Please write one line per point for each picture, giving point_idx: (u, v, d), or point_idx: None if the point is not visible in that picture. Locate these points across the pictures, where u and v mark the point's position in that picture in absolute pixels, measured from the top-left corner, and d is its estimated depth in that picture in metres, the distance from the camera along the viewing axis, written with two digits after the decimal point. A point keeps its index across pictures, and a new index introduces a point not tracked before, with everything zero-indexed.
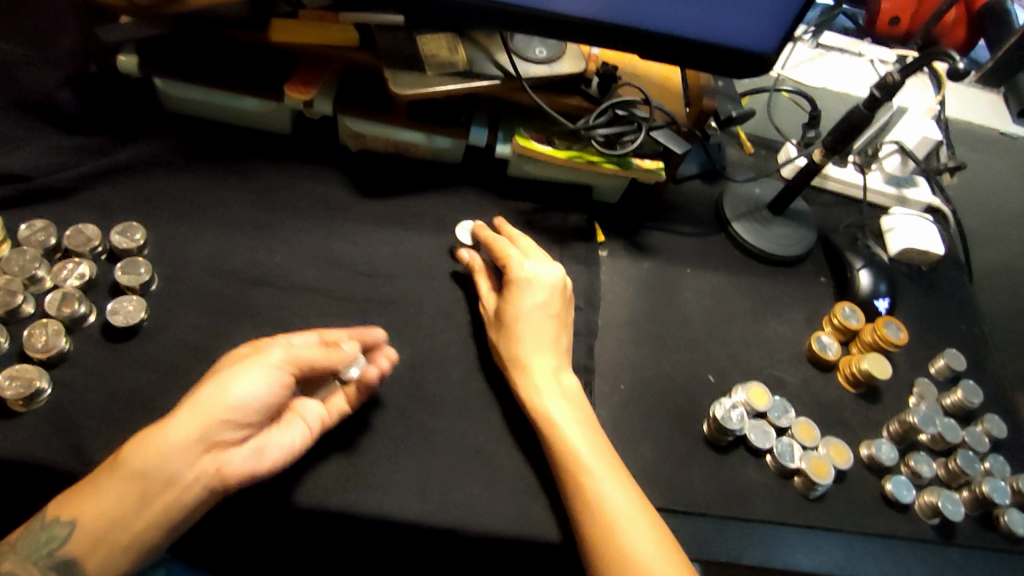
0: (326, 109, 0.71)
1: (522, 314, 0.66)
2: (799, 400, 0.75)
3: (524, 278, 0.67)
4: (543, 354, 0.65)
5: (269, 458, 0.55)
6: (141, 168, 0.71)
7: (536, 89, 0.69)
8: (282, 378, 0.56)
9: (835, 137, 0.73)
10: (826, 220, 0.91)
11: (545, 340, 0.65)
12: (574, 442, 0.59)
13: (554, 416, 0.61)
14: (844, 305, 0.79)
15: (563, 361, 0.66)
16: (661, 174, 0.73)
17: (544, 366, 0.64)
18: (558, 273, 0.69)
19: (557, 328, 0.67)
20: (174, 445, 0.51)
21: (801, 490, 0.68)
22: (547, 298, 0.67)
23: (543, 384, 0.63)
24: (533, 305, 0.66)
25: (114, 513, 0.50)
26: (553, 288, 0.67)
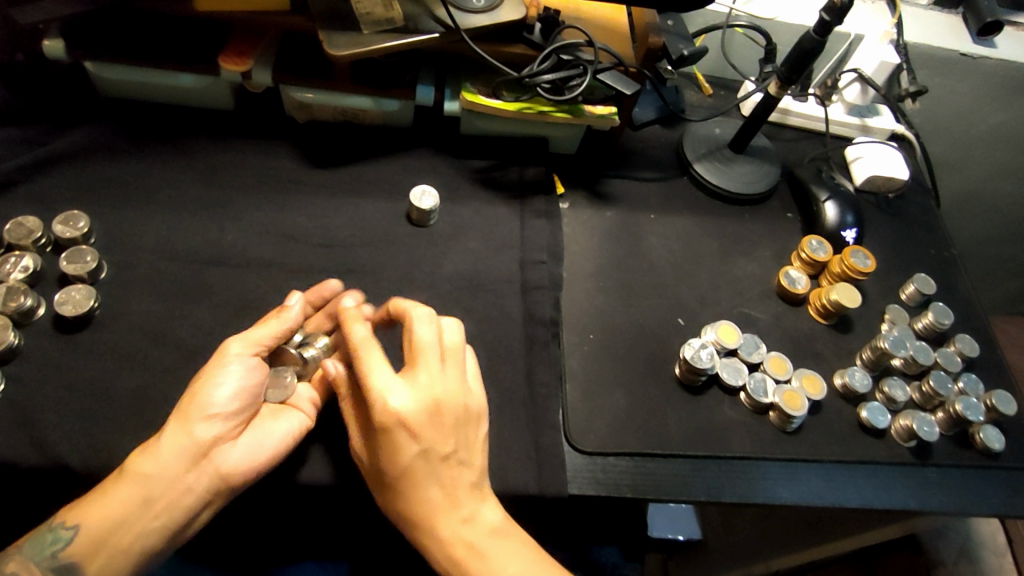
0: (265, 80, 0.69)
1: (385, 495, 0.55)
2: (771, 336, 0.74)
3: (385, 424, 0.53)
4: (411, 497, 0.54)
5: (270, 448, 0.56)
6: (80, 156, 0.69)
7: (478, 39, 0.68)
8: (255, 365, 0.58)
9: (787, 68, 0.72)
10: (790, 154, 0.90)
11: (417, 484, 0.53)
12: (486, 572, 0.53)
13: (455, 546, 0.53)
14: (811, 238, 0.78)
15: (456, 484, 0.54)
16: (614, 119, 0.72)
17: (438, 501, 0.54)
18: (391, 406, 0.53)
19: (419, 464, 0.53)
20: (173, 446, 0.52)
21: (777, 424, 0.68)
22: (384, 454, 0.53)
23: (428, 526, 0.54)
24: (416, 455, 0.53)
25: (118, 515, 0.51)
26: (393, 429, 0.53)
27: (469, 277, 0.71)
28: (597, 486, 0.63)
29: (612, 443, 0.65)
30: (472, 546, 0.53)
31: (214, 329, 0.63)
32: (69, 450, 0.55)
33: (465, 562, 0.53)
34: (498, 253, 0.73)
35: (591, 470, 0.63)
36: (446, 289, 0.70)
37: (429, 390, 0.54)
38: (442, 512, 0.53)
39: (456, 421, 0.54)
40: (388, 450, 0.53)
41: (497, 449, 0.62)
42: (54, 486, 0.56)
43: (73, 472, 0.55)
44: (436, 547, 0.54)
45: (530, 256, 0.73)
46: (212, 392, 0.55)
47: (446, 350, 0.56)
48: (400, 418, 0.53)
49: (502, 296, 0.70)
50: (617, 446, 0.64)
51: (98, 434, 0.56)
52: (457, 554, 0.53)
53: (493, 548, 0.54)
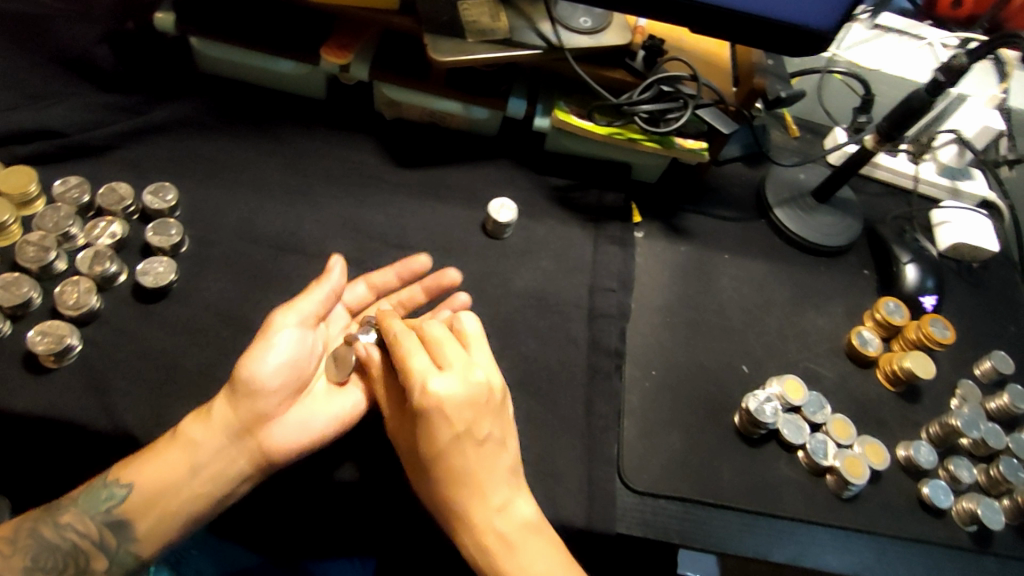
0: (361, 75, 0.69)
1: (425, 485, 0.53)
2: (836, 396, 0.72)
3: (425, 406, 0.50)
4: (451, 491, 0.51)
5: (317, 426, 0.57)
6: (175, 128, 0.70)
7: (579, 60, 0.67)
8: (305, 337, 0.57)
9: (890, 123, 0.70)
10: (873, 210, 0.87)
11: (455, 472, 0.51)
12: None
13: (498, 543, 0.50)
14: (888, 300, 0.76)
15: (487, 480, 0.51)
16: (703, 154, 0.71)
17: (482, 495, 0.51)
18: (432, 389, 0.50)
19: (458, 447, 0.51)
20: (223, 416, 0.54)
21: (834, 488, 0.66)
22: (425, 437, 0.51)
23: (464, 521, 0.51)
24: (455, 438, 0.50)
25: (168, 478, 0.52)
26: (436, 416, 0.50)
27: (536, 295, 0.70)
28: (643, 527, 0.62)
29: (663, 485, 0.63)
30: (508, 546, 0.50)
31: None
32: (135, 420, 0.56)
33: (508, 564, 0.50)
34: (568, 275, 0.72)
35: (639, 510, 0.62)
36: (512, 305, 0.69)
37: (466, 372, 0.51)
38: (477, 506, 0.51)
39: (494, 408, 0.52)
40: (427, 437, 0.51)
41: (547, 476, 0.61)
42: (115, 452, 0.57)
43: (136, 441, 0.56)
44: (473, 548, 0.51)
45: (599, 283, 0.72)
46: (266, 367, 0.54)
47: (468, 338, 0.55)
48: (440, 403, 0.50)
49: (567, 320, 0.70)
50: (668, 489, 0.63)
51: (162, 407, 0.57)
52: (500, 554, 0.50)
53: (538, 550, 0.50)
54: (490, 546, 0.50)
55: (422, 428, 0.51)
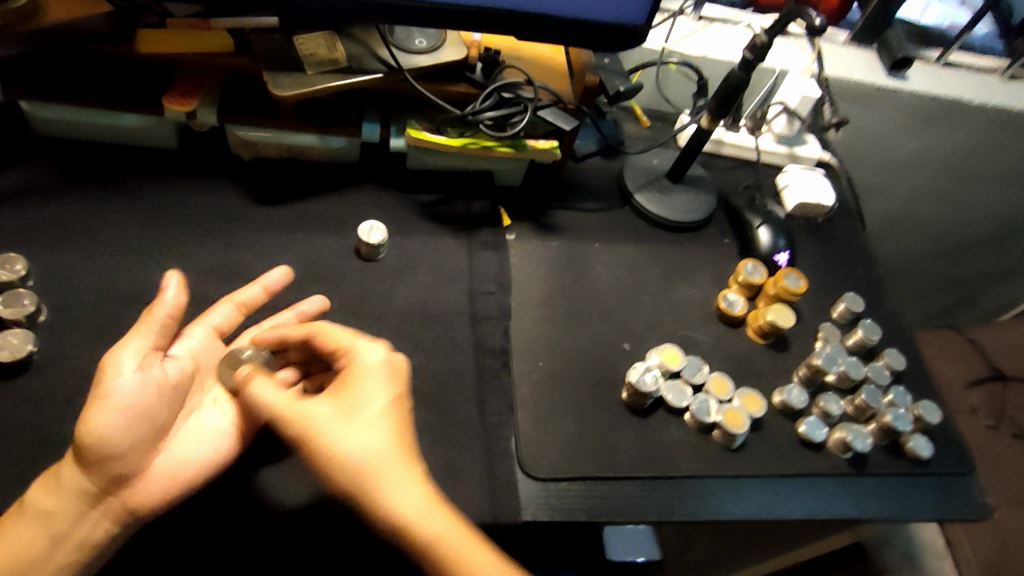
0: (209, 119, 0.70)
1: (347, 451, 0.52)
2: (713, 357, 0.77)
3: (377, 361, 0.56)
4: (367, 446, 0.52)
5: (184, 474, 0.56)
6: (18, 197, 0.68)
7: (421, 79, 0.70)
8: (144, 379, 0.53)
9: (718, 102, 0.76)
10: (725, 183, 0.94)
11: (384, 427, 0.53)
12: (437, 528, 0.50)
13: (419, 500, 0.51)
14: (746, 262, 0.82)
15: (408, 442, 0.54)
16: (556, 152, 0.75)
17: (404, 457, 0.52)
18: (376, 350, 0.56)
19: (393, 408, 0.54)
20: (75, 480, 0.51)
21: (722, 442, 0.70)
22: (365, 393, 0.54)
23: (382, 477, 0.51)
24: (393, 395, 0.55)
25: (25, 555, 0.49)
26: (370, 376, 0.55)
27: (418, 309, 0.72)
28: (550, 511, 0.64)
29: (564, 468, 0.66)
30: (430, 500, 0.51)
31: None
32: (6, 501, 0.53)
33: (429, 521, 0.50)
34: (447, 284, 0.74)
35: (544, 496, 0.64)
36: (396, 321, 0.71)
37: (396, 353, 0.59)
38: (399, 461, 0.52)
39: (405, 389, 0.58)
40: (367, 394, 0.54)
41: (449, 479, 0.62)
42: None
43: None
44: (391, 506, 0.50)
45: (478, 287, 0.74)
46: (107, 421, 0.51)
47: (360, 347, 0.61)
48: (387, 361, 0.56)
49: (451, 328, 0.71)
50: (569, 471, 0.66)
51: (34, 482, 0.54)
52: (422, 510, 0.50)
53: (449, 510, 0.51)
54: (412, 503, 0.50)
55: (364, 386, 0.54)
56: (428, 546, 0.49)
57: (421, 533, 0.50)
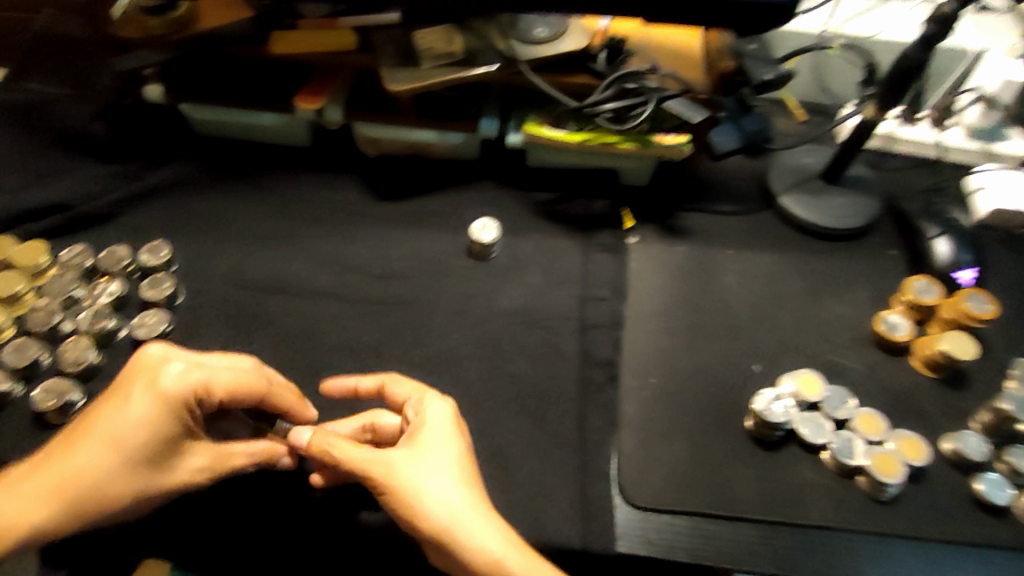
0: (335, 117, 0.72)
1: (430, 502, 0.51)
2: (864, 388, 0.66)
3: (437, 413, 0.55)
4: (451, 495, 0.51)
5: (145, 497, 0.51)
6: (171, 190, 0.74)
7: (540, 70, 0.66)
8: (158, 408, 0.49)
9: (884, 90, 0.65)
10: (895, 186, 0.80)
11: (459, 475, 0.52)
12: (522, 570, 0.49)
13: (503, 551, 0.50)
14: (917, 279, 0.69)
15: (481, 488, 0.53)
16: (686, 149, 0.67)
17: (482, 505, 0.52)
18: (433, 402, 0.56)
19: (468, 458, 0.54)
20: (33, 487, 0.48)
21: (868, 492, 0.59)
22: (439, 443, 0.53)
23: (465, 526, 0.50)
24: (464, 446, 0.54)
25: None
26: (439, 428, 0.54)
27: (525, 312, 0.69)
28: (647, 546, 0.57)
29: (668, 499, 0.59)
30: (510, 542, 0.50)
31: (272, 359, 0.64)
32: None
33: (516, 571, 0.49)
34: (557, 288, 0.70)
35: (642, 528, 0.58)
36: (499, 324, 0.68)
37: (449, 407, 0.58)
38: (477, 508, 0.51)
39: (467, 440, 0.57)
40: (434, 442, 0.54)
41: (540, 495, 0.58)
42: None
43: None
44: (477, 553, 0.49)
45: (590, 292, 0.69)
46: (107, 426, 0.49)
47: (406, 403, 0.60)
48: (450, 412, 0.56)
49: (558, 334, 0.67)
50: (673, 503, 0.59)
51: None
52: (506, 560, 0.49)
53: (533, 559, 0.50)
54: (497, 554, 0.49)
55: (429, 433, 0.54)
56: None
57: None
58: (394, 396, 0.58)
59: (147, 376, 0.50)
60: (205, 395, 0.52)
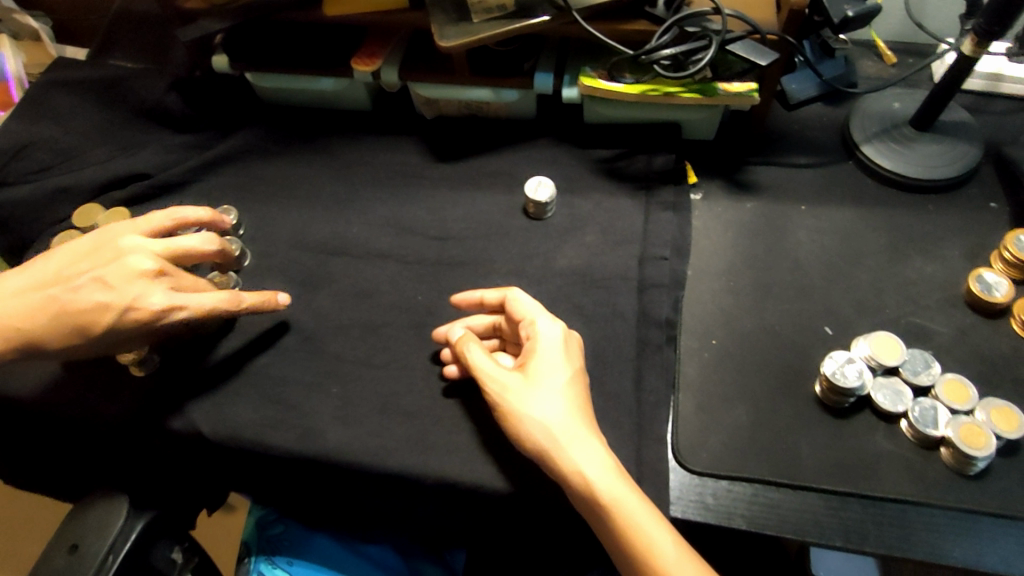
0: (392, 78, 0.71)
1: (537, 418, 0.52)
2: (952, 354, 0.60)
3: (552, 336, 0.56)
4: (558, 414, 0.52)
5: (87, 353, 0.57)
6: (240, 157, 0.77)
7: (594, 19, 0.63)
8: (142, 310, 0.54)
9: (986, 19, 0.57)
10: (1001, 131, 0.72)
11: (568, 400, 0.53)
12: (616, 494, 0.49)
13: (600, 471, 0.50)
14: (1020, 233, 0.62)
15: (587, 412, 0.54)
16: (754, 96, 0.63)
17: (587, 429, 0.52)
18: (546, 325, 0.56)
19: (575, 381, 0.54)
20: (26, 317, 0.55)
21: (952, 465, 0.55)
22: (550, 365, 0.54)
23: (569, 447, 0.50)
24: (574, 369, 0.55)
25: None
26: (553, 351, 0.55)
27: (581, 272, 0.67)
28: (704, 513, 0.55)
29: (728, 465, 0.57)
30: (609, 466, 0.50)
31: (332, 318, 0.66)
32: (201, 414, 0.61)
33: (609, 493, 0.49)
34: (616, 247, 0.68)
35: (700, 494, 0.56)
36: (555, 285, 0.66)
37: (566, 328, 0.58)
38: (581, 431, 0.51)
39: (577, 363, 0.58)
40: (548, 363, 0.54)
41: None
42: (192, 449, 0.62)
43: (204, 437, 0.60)
44: (576, 472, 0.50)
45: (650, 251, 0.67)
46: (94, 296, 0.54)
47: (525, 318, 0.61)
48: (565, 336, 0.56)
49: (615, 295, 0.65)
50: (733, 470, 0.56)
51: (225, 404, 0.61)
52: (602, 481, 0.49)
53: (628, 483, 0.50)
54: (595, 474, 0.50)
55: (544, 354, 0.55)
56: (606, 510, 0.49)
57: (604, 504, 0.49)
58: (514, 312, 0.58)
59: (144, 278, 0.55)
60: (161, 318, 0.55)
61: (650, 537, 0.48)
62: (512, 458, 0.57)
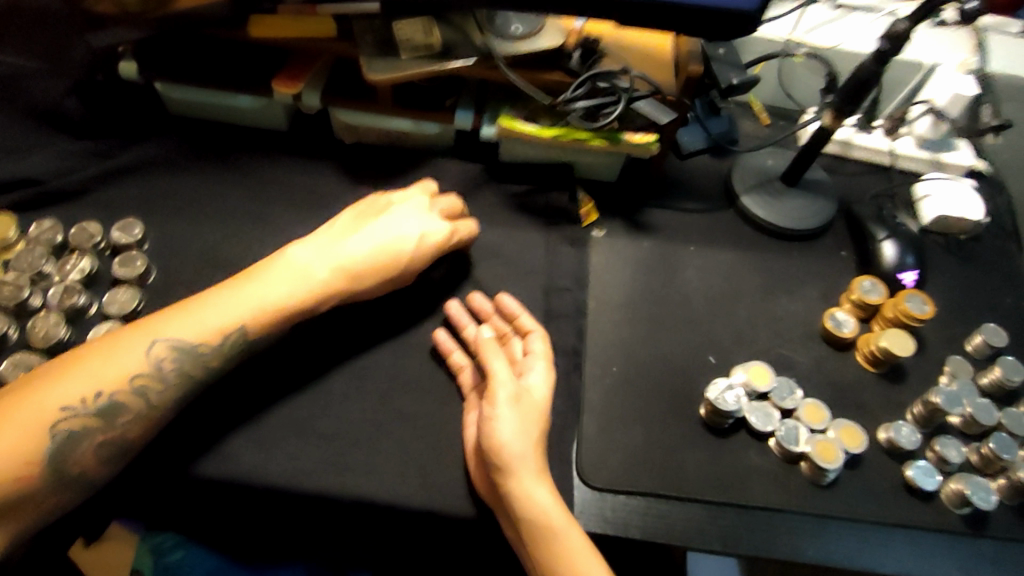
0: (313, 102, 0.72)
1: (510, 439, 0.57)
2: (810, 380, 0.70)
3: (546, 383, 0.61)
4: (525, 439, 0.57)
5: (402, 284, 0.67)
6: (143, 168, 0.74)
7: (516, 67, 0.68)
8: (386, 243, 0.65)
9: (842, 98, 0.68)
10: (850, 190, 0.84)
11: (534, 431, 0.59)
12: (554, 519, 0.56)
13: (547, 498, 0.56)
14: (863, 279, 0.73)
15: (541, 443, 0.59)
16: (653, 147, 0.70)
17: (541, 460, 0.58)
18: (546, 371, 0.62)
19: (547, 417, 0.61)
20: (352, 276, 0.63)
21: (809, 476, 0.63)
22: (532, 399, 0.60)
23: (525, 472, 0.56)
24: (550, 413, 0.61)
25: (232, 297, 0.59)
26: (542, 392, 0.61)
27: None
28: (603, 524, 0.61)
29: (624, 480, 0.62)
30: (557, 501, 0.57)
31: None
32: None
33: (547, 517, 0.55)
34: (527, 278, 0.72)
35: (600, 507, 0.62)
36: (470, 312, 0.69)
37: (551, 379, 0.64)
38: (537, 458, 0.58)
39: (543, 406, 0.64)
40: (538, 398, 0.60)
41: None
42: None
43: None
44: (528, 492, 0.56)
45: (555, 283, 0.72)
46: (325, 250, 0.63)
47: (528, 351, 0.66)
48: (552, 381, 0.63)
49: None
50: (629, 485, 0.62)
51: None
52: (546, 507, 0.56)
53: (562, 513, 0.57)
54: (542, 500, 0.56)
55: (538, 388, 0.61)
56: (542, 531, 0.55)
57: (541, 525, 0.55)
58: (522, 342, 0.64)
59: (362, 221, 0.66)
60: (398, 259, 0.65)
61: (574, 559, 0.55)
62: (427, 478, 0.59)
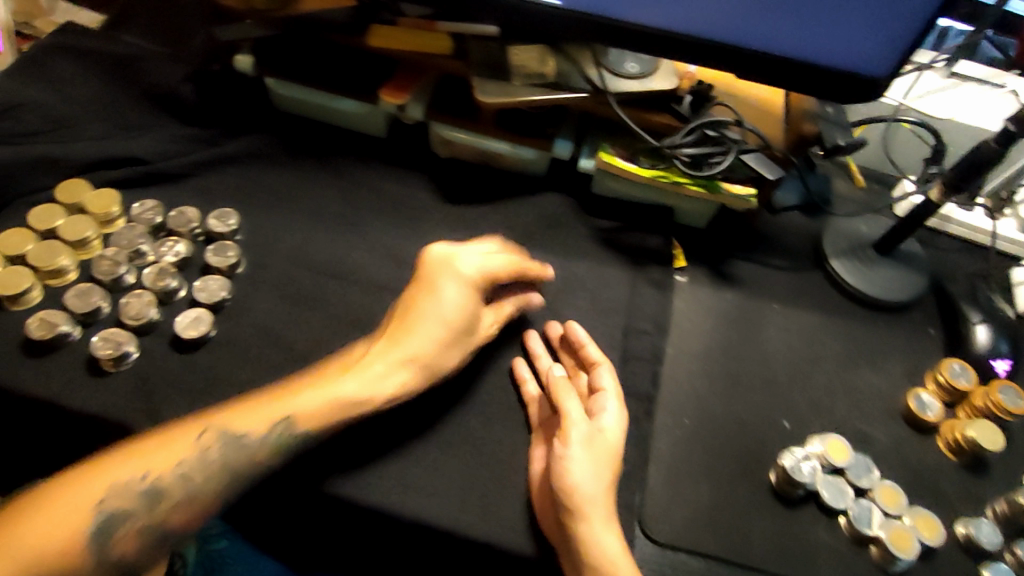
0: (417, 114, 0.73)
1: (579, 480, 0.56)
2: (887, 461, 0.67)
3: (617, 423, 0.60)
4: (596, 481, 0.56)
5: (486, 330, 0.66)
6: (244, 160, 0.75)
7: (626, 105, 0.68)
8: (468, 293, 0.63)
9: (956, 174, 0.66)
10: (943, 266, 0.81)
11: (606, 473, 0.57)
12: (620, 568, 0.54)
13: (615, 546, 0.55)
14: (953, 361, 0.71)
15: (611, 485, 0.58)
16: (751, 201, 0.69)
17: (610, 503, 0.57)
18: (618, 410, 0.61)
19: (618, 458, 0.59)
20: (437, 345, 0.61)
21: (878, 562, 0.61)
22: (604, 440, 0.59)
23: (595, 517, 0.55)
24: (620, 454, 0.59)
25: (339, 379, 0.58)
26: (614, 432, 0.59)
27: None
28: None
29: (686, 538, 0.61)
30: (624, 550, 0.56)
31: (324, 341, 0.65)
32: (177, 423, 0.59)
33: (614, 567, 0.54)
34: (606, 316, 0.71)
35: (658, 562, 0.61)
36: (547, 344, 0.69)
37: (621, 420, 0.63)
38: (607, 501, 0.56)
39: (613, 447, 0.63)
40: (610, 438, 0.59)
41: None
42: None
43: None
44: (596, 537, 0.55)
45: (634, 324, 0.71)
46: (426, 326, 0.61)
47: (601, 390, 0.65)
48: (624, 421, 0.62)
49: None
50: (691, 544, 0.61)
51: None
52: (614, 555, 0.55)
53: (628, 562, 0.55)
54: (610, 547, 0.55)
55: (610, 429, 0.60)
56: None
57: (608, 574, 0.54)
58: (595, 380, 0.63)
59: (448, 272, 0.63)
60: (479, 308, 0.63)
61: None
62: (490, 509, 0.59)
